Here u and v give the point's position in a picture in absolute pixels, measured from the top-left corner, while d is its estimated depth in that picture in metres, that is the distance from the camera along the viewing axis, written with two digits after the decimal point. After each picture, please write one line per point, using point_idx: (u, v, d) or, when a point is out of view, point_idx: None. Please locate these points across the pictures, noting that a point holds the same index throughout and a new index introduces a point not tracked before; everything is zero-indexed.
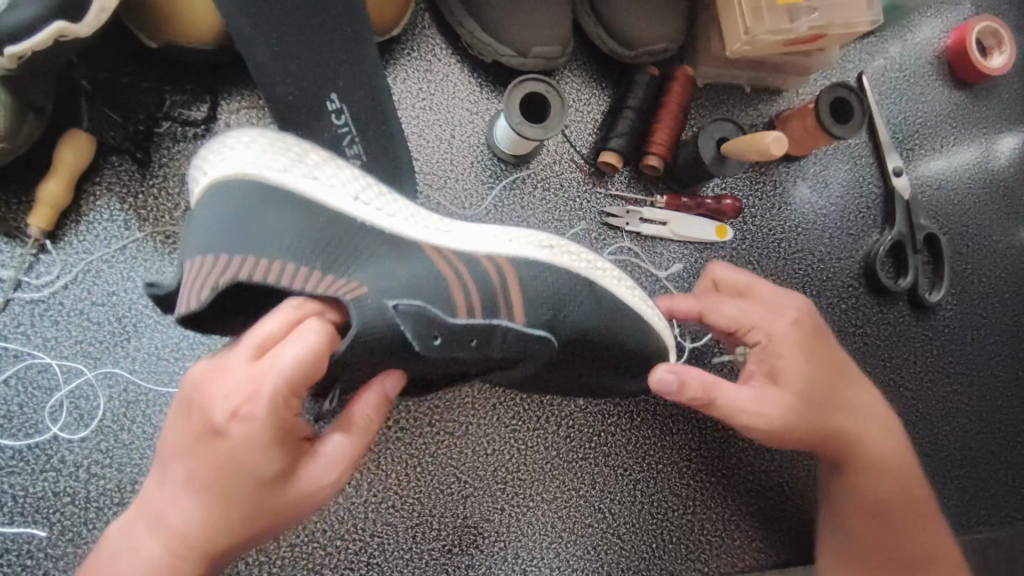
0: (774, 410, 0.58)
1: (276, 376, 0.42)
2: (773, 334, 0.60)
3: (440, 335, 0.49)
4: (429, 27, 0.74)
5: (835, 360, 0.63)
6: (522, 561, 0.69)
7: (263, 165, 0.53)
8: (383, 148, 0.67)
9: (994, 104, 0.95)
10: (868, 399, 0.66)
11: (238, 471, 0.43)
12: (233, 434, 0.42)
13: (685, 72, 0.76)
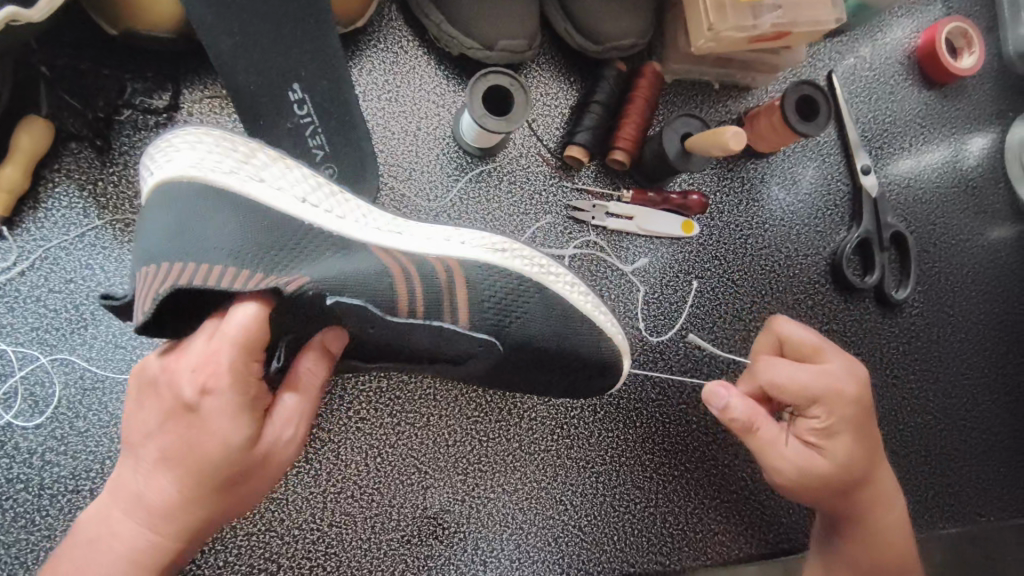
0: (807, 473, 0.61)
1: (233, 342, 0.43)
2: (823, 407, 0.61)
3: (374, 328, 0.50)
4: (395, 19, 0.74)
5: (870, 434, 0.63)
6: (481, 552, 0.70)
7: (208, 168, 0.54)
8: (346, 139, 0.67)
9: (964, 104, 0.95)
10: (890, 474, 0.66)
11: (208, 444, 0.43)
12: (199, 408, 0.43)
13: (653, 67, 0.76)
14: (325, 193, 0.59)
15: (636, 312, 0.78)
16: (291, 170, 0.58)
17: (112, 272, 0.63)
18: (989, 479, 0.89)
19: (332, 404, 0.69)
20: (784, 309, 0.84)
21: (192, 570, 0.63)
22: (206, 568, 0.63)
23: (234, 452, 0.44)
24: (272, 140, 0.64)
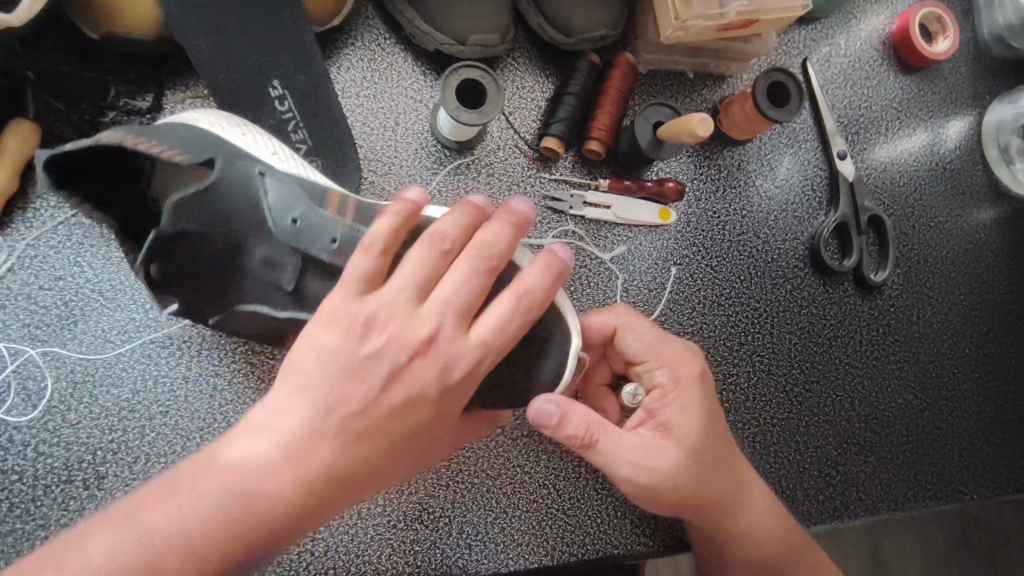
0: (657, 463, 0.60)
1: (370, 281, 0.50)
2: (694, 421, 0.62)
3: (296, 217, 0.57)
4: (372, 17, 0.76)
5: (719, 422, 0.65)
6: (466, 535, 0.71)
7: (207, 119, 0.63)
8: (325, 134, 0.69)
9: (940, 88, 0.96)
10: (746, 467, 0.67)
11: (297, 494, 0.44)
12: (293, 470, 0.44)
13: (626, 57, 0.77)
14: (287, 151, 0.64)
15: (615, 298, 0.79)
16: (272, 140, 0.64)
17: (99, 269, 0.66)
18: (971, 457, 0.90)
19: None
20: (763, 293, 0.85)
21: None
22: None
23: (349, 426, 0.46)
24: None
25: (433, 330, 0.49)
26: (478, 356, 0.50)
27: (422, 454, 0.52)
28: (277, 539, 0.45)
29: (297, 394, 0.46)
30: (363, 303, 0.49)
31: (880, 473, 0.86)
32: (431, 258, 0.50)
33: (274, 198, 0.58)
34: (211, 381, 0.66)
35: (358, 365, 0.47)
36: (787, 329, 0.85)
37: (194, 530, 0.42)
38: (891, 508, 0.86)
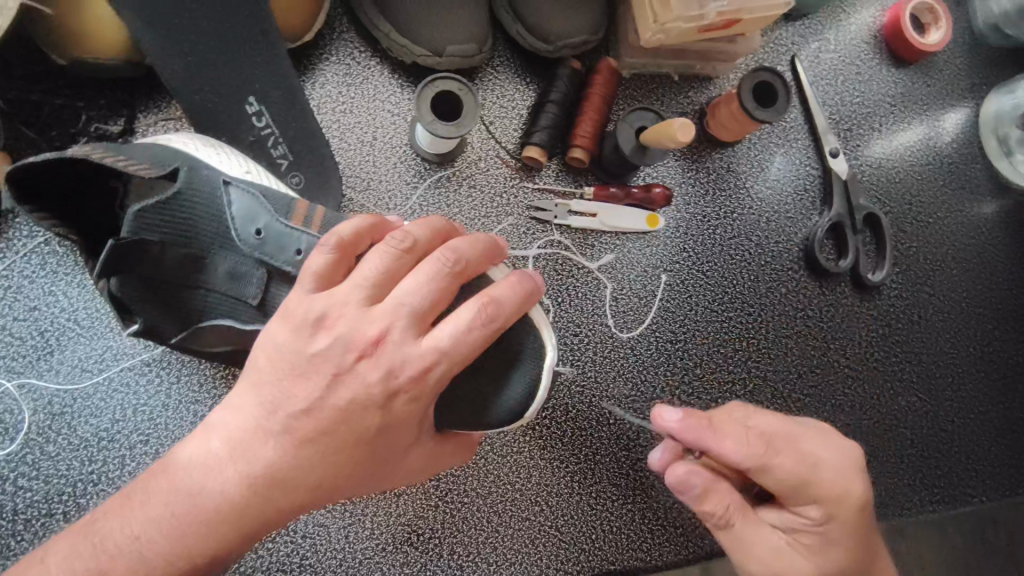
0: (834, 466, 0.53)
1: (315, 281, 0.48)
2: (830, 455, 0.54)
3: (259, 228, 0.56)
4: (347, 31, 0.75)
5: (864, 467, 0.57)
6: (459, 556, 0.70)
7: (175, 137, 0.62)
8: (303, 150, 0.68)
9: (935, 80, 0.94)
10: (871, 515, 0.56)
11: (232, 506, 0.45)
12: (226, 482, 0.46)
13: (607, 62, 0.76)
14: (262, 171, 0.63)
15: (605, 308, 0.78)
16: (242, 158, 0.63)
17: (75, 298, 0.65)
18: (978, 458, 0.87)
19: None
20: (758, 297, 0.83)
21: None
22: None
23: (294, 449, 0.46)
24: None
25: (382, 330, 0.46)
26: (428, 363, 0.46)
27: (380, 472, 0.49)
28: (222, 548, 0.46)
29: (239, 406, 0.47)
30: (314, 299, 0.47)
31: (884, 478, 0.84)
32: (387, 258, 0.47)
33: (236, 208, 0.56)
34: (191, 408, 0.65)
35: (306, 364, 0.46)
36: (783, 333, 0.83)
37: (144, 536, 0.45)
38: (895, 513, 0.83)
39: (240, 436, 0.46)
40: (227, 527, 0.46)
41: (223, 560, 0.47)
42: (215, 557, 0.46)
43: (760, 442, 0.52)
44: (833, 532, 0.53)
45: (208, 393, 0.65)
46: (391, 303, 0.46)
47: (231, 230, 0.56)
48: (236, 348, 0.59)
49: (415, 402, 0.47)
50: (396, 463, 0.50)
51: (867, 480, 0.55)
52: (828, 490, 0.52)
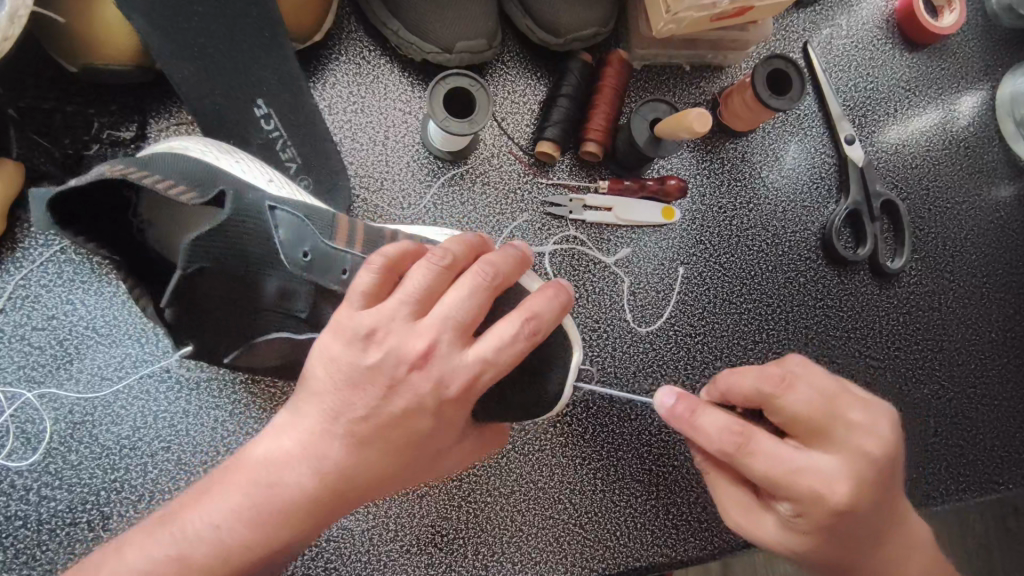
0: (828, 475, 0.48)
1: (360, 294, 0.47)
2: (828, 462, 0.48)
3: (309, 249, 0.56)
4: (355, 30, 0.74)
5: (886, 480, 0.50)
6: (483, 557, 0.69)
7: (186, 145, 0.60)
8: (315, 151, 0.68)
9: (949, 63, 0.93)
10: (872, 519, 0.51)
11: (301, 507, 0.45)
12: (294, 484, 0.45)
13: (619, 55, 0.75)
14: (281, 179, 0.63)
15: (623, 303, 0.77)
16: (258, 165, 0.63)
17: (93, 306, 0.64)
18: (1004, 445, 0.86)
19: None
20: (776, 288, 0.82)
21: None
22: None
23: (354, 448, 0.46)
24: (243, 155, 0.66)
25: (430, 343, 0.46)
26: (475, 373, 0.47)
27: (429, 465, 0.50)
28: (283, 549, 0.46)
29: (302, 409, 0.47)
30: (363, 314, 0.46)
31: (909, 467, 0.82)
32: (431, 274, 0.47)
33: (284, 232, 0.56)
34: (211, 413, 0.65)
35: (363, 376, 0.46)
36: (803, 324, 0.82)
37: (201, 540, 0.44)
38: (921, 503, 0.82)
39: (306, 439, 0.46)
40: (288, 528, 0.45)
41: (280, 562, 0.47)
42: (275, 558, 0.46)
43: (732, 441, 0.48)
44: (810, 530, 0.49)
45: (229, 397, 0.65)
46: (438, 317, 0.46)
47: (280, 252, 0.56)
48: (254, 352, 0.58)
49: (460, 408, 0.48)
50: (441, 457, 0.52)
51: (865, 486, 0.48)
52: (805, 493, 0.48)
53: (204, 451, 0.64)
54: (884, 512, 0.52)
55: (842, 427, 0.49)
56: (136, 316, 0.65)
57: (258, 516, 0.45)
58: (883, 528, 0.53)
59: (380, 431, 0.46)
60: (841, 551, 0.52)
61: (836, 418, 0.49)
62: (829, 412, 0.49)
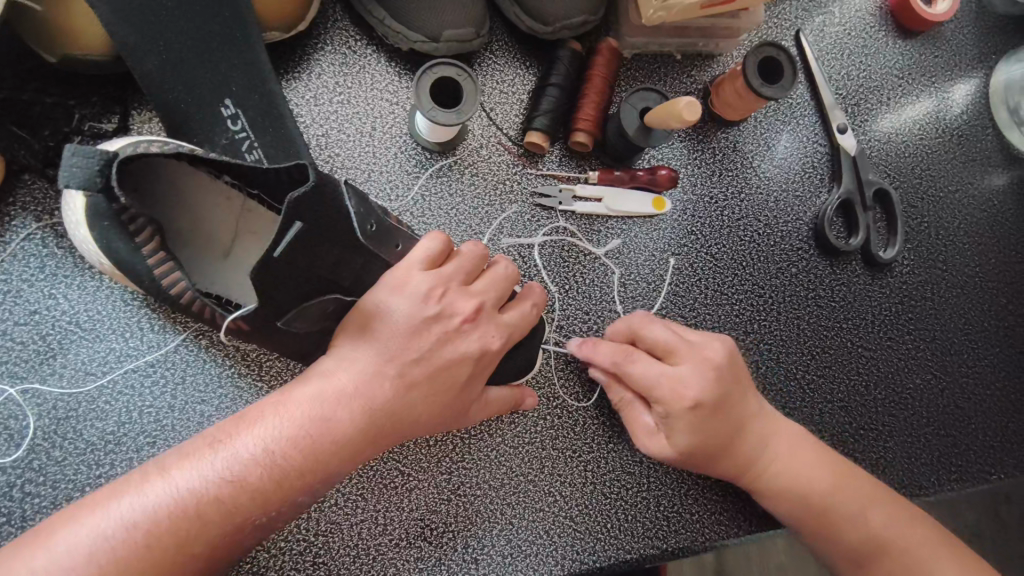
0: (682, 379, 0.61)
1: (419, 263, 0.57)
2: (683, 370, 0.62)
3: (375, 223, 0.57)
4: (341, 19, 0.73)
5: (737, 382, 0.64)
6: (473, 550, 0.69)
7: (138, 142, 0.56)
8: (282, 153, 0.63)
9: (942, 51, 0.92)
10: (737, 414, 0.63)
11: (346, 441, 0.51)
12: (344, 421, 0.51)
13: (608, 43, 0.74)
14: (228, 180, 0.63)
15: (613, 295, 0.76)
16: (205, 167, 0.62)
17: (76, 300, 0.64)
18: (996, 434, 0.86)
19: None
20: (768, 278, 0.81)
21: None
22: None
23: (401, 389, 0.53)
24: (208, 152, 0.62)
25: (476, 306, 0.59)
26: (508, 334, 0.60)
27: (454, 418, 0.58)
28: (324, 482, 0.50)
29: (355, 356, 0.53)
30: (422, 278, 0.56)
31: (900, 457, 0.82)
32: (474, 255, 0.60)
33: (355, 205, 0.55)
34: (198, 408, 0.64)
35: (420, 326, 0.55)
36: (795, 314, 0.82)
37: (251, 466, 0.48)
38: (915, 493, 0.82)
39: (357, 380, 0.52)
40: (333, 457, 0.50)
41: (313, 497, 0.51)
42: (316, 490, 0.50)
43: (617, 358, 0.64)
44: (679, 425, 0.61)
45: (216, 391, 0.64)
46: (479, 290, 0.60)
47: (353, 224, 0.55)
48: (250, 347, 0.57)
49: (489, 365, 0.59)
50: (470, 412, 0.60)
51: (716, 384, 0.62)
52: (666, 392, 0.61)
53: None
54: (746, 407, 0.64)
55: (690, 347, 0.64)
56: (119, 311, 0.64)
57: (309, 443, 0.49)
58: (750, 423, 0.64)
59: (423, 375, 0.55)
60: (723, 448, 0.63)
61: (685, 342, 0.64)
62: (683, 340, 0.64)
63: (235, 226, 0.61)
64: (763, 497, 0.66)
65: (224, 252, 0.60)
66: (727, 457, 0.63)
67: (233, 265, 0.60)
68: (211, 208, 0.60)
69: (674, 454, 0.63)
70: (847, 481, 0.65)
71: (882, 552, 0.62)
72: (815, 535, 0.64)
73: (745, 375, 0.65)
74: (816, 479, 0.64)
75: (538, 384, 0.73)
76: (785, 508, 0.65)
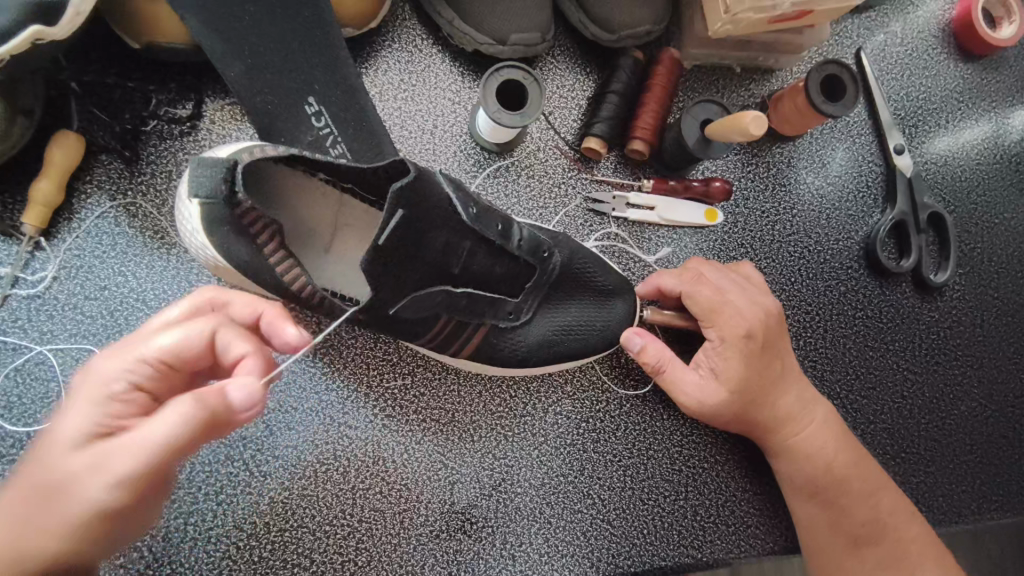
0: (736, 313, 0.65)
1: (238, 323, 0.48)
2: (740, 306, 0.66)
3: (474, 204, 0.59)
4: (409, 18, 0.75)
5: (779, 339, 0.67)
6: (510, 546, 0.70)
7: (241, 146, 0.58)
8: (366, 146, 0.65)
9: (1004, 76, 0.91)
10: (776, 367, 0.66)
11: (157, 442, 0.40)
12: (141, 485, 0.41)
13: (671, 53, 0.74)
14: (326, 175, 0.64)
15: None
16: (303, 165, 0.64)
17: (143, 278, 0.66)
18: None
19: (358, 400, 0.70)
20: (816, 294, 0.81)
21: (230, 566, 0.65)
22: (244, 564, 0.65)
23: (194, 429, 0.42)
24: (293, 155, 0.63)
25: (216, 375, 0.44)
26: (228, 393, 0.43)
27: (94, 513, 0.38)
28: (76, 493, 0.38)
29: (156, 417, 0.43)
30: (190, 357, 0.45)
31: (940, 483, 0.81)
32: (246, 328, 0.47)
33: (455, 192, 0.57)
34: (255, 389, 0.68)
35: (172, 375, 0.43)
36: (841, 333, 0.81)
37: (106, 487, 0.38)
38: (954, 520, 0.81)
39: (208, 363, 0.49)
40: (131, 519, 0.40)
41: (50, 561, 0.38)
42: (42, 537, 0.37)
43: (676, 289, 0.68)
44: (729, 358, 0.64)
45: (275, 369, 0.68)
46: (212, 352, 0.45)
47: (456, 207, 0.57)
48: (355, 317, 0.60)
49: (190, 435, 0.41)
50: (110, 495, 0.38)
51: (765, 327, 0.66)
52: (721, 321, 0.65)
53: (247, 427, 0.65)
54: (784, 368, 0.67)
55: (748, 290, 0.68)
56: (184, 291, 0.66)
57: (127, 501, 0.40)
58: (786, 380, 0.67)
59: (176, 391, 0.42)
60: (763, 392, 0.65)
61: (742, 285, 0.68)
62: (740, 284, 0.68)
63: (334, 220, 0.63)
64: (782, 459, 0.68)
65: (326, 246, 0.63)
66: (764, 405, 0.65)
67: (338, 259, 0.63)
68: (309, 206, 0.62)
69: (724, 392, 0.64)
70: (859, 471, 0.67)
71: (871, 542, 0.64)
72: (820, 506, 0.66)
73: (785, 338, 0.68)
74: (829, 458, 0.66)
75: (582, 386, 0.74)
76: (796, 476, 0.67)
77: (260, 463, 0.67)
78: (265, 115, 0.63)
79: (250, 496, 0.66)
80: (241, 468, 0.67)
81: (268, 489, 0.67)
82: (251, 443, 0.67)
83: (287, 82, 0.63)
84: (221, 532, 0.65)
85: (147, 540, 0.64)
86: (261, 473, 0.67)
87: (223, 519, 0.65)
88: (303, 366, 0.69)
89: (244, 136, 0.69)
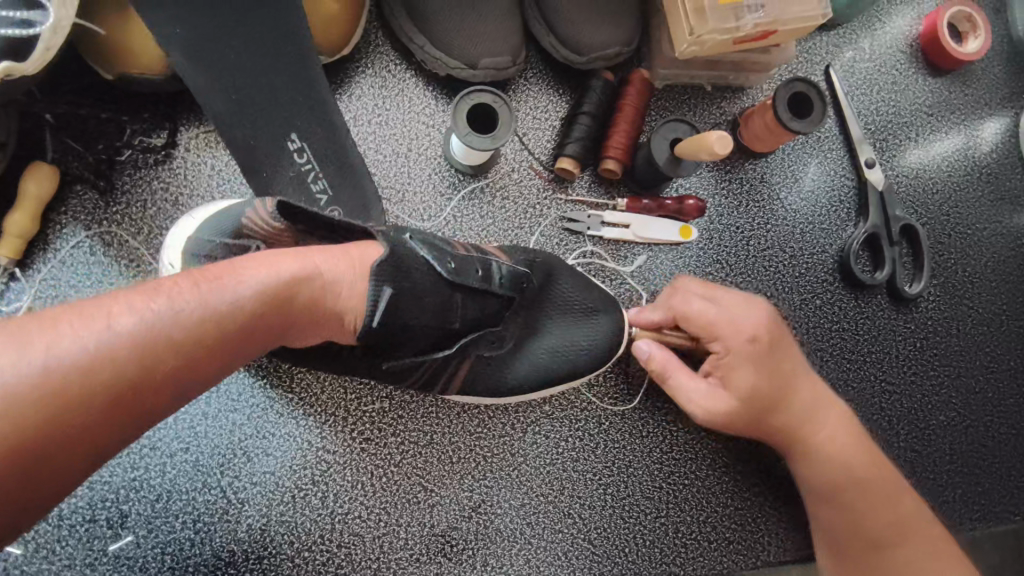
0: (735, 318, 0.64)
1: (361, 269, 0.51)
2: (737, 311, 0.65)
3: (451, 259, 0.56)
4: (382, 44, 0.76)
5: (782, 338, 0.66)
6: (490, 568, 0.70)
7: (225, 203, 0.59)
8: (343, 183, 0.66)
9: (972, 88, 0.92)
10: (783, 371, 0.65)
11: (205, 317, 0.41)
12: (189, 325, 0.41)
13: (640, 74, 0.75)
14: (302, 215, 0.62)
15: None
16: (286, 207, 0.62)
17: None
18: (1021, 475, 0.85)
19: (337, 424, 0.70)
20: (792, 308, 0.82)
21: None
22: None
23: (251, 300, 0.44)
24: (265, 184, 0.64)
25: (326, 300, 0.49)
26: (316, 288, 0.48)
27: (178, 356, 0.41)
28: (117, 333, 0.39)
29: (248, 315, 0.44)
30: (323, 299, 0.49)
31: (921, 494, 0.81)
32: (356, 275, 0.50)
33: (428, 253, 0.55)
34: (233, 416, 0.68)
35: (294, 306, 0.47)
36: (819, 345, 0.82)
37: (22, 385, 0.35)
38: None
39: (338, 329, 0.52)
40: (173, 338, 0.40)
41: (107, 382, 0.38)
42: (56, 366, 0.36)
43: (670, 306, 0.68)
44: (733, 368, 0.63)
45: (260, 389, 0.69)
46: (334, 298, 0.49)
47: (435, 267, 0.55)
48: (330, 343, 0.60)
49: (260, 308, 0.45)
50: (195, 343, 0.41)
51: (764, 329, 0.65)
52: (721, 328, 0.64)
53: (222, 452, 0.68)
54: (794, 369, 0.66)
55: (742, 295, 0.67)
56: None
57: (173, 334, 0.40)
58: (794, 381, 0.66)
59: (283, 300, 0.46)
60: (774, 398, 0.64)
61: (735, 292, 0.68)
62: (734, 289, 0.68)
63: None
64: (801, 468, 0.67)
65: None
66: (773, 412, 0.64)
67: None
68: None
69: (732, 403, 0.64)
70: (880, 470, 0.66)
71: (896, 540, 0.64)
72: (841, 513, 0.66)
73: (790, 336, 0.67)
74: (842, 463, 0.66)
75: (561, 406, 0.74)
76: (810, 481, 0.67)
77: (237, 489, 0.67)
78: (237, 142, 0.63)
79: (228, 523, 0.66)
80: (218, 495, 0.67)
81: (246, 515, 0.67)
82: (228, 469, 0.67)
83: (257, 109, 0.63)
84: (199, 561, 0.65)
85: (123, 570, 0.64)
86: (238, 500, 0.67)
87: (200, 546, 0.66)
88: (281, 390, 0.70)
89: (219, 163, 0.70)
